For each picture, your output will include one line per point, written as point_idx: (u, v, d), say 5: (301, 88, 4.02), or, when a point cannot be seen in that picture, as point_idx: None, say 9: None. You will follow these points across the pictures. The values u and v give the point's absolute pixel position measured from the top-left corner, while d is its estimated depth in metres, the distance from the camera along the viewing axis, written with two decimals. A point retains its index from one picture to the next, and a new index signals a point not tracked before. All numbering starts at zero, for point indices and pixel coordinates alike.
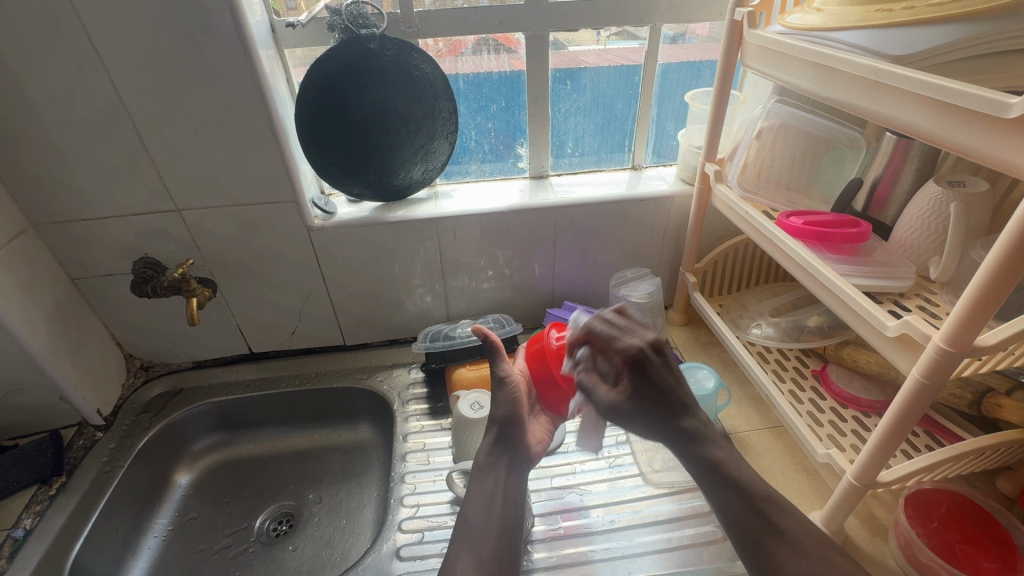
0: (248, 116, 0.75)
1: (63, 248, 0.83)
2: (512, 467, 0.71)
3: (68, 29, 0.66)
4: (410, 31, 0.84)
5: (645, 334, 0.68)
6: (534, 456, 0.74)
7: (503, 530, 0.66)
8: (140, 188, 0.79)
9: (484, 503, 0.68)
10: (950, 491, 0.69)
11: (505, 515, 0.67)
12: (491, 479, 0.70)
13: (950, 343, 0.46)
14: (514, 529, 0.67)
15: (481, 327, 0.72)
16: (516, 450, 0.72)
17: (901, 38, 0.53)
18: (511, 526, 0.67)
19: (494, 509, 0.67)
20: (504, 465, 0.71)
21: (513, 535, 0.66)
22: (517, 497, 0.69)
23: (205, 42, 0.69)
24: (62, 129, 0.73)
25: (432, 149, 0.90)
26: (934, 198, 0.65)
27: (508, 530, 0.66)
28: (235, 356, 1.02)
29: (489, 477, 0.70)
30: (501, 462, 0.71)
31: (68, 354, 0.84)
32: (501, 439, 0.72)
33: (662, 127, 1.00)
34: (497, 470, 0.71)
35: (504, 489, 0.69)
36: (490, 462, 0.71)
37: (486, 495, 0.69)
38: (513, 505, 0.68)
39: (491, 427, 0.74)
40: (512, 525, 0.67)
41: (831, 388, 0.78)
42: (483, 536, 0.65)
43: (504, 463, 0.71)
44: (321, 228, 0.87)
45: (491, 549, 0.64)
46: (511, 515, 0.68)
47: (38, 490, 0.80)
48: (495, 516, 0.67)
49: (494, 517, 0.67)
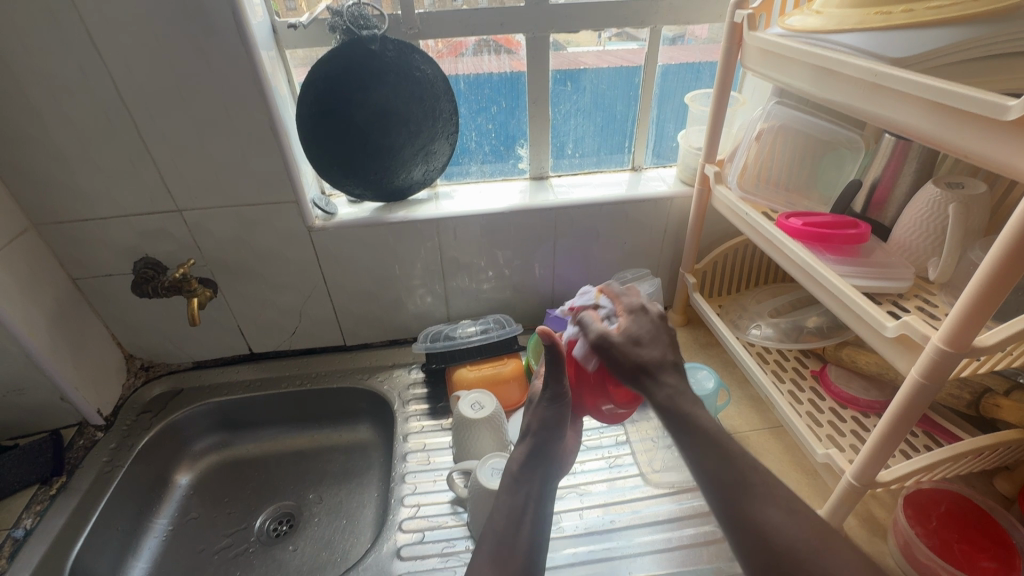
0: (250, 117, 0.75)
1: (64, 248, 0.83)
2: (545, 480, 0.71)
3: (70, 30, 0.66)
4: (412, 32, 0.84)
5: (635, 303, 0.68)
6: (562, 467, 0.75)
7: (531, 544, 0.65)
8: (141, 188, 0.79)
9: (517, 516, 0.66)
10: (948, 491, 0.69)
11: (534, 530, 0.66)
12: (522, 494, 0.68)
13: (948, 343, 0.46)
14: (540, 545, 0.66)
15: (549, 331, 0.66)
16: (549, 464, 0.72)
17: (900, 42, 0.53)
18: (538, 541, 0.65)
19: (525, 522, 0.66)
20: (538, 479, 0.70)
21: (540, 550, 0.65)
22: (545, 513, 0.69)
23: (207, 43, 0.69)
24: (64, 129, 0.73)
25: (433, 150, 0.90)
26: (932, 200, 0.65)
27: (538, 544, 0.65)
28: (235, 356, 1.02)
29: (524, 491, 0.68)
30: (534, 478, 0.69)
31: (68, 354, 0.84)
32: (537, 451, 0.71)
33: (662, 128, 1.01)
34: (531, 483, 0.69)
35: (535, 503, 0.68)
36: (525, 476, 0.69)
37: (518, 508, 0.67)
38: (540, 524, 0.67)
39: (527, 441, 0.72)
40: (538, 544, 0.66)
41: (831, 389, 0.78)
42: (512, 546, 0.63)
43: (537, 477, 0.70)
44: (321, 228, 0.87)
45: (520, 561, 0.63)
46: (540, 531, 0.66)
47: (38, 490, 0.80)
48: (523, 532, 0.65)
49: (524, 529, 0.65)
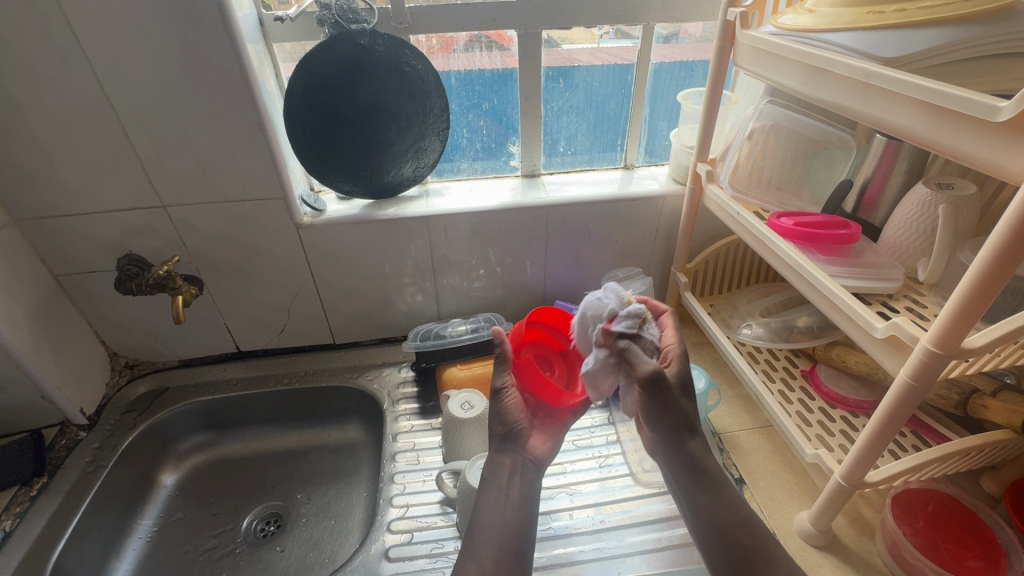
0: (236, 112, 0.74)
1: (45, 244, 0.82)
2: (516, 469, 0.68)
3: (49, 20, 0.64)
4: (402, 26, 0.82)
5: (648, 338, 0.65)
6: (540, 455, 0.70)
7: (506, 536, 0.63)
8: (125, 184, 0.78)
9: (489, 509, 0.65)
10: (936, 491, 0.69)
11: (511, 521, 0.64)
12: (494, 486, 0.67)
13: (937, 345, 0.46)
14: (521, 536, 0.64)
15: (501, 332, 0.69)
16: (520, 452, 0.69)
17: (892, 41, 0.53)
18: (514, 533, 0.64)
19: (501, 517, 0.64)
20: (506, 469, 0.68)
21: (518, 543, 0.63)
22: (524, 499, 0.66)
23: (192, 36, 0.68)
24: (45, 122, 0.71)
25: (424, 147, 0.89)
26: (922, 201, 0.65)
27: (511, 535, 0.63)
28: (223, 355, 1.01)
29: (493, 483, 0.67)
30: (502, 469, 0.68)
31: (50, 352, 0.82)
32: (503, 444, 0.70)
33: (655, 127, 1.00)
34: (500, 475, 0.67)
35: (507, 494, 0.66)
36: (493, 470, 0.68)
37: (491, 503, 0.65)
38: (519, 513, 0.65)
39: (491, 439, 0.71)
40: (519, 532, 0.64)
41: (820, 388, 0.78)
42: (485, 542, 0.62)
43: (506, 467, 0.68)
44: (310, 225, 0.86)
45: (494, 556, 0.61)
46: (515, 522, 0.64)
47: (18, 491, 0.78)
48: (501, 524, 0.64)
49: (497, 521, 0.64)
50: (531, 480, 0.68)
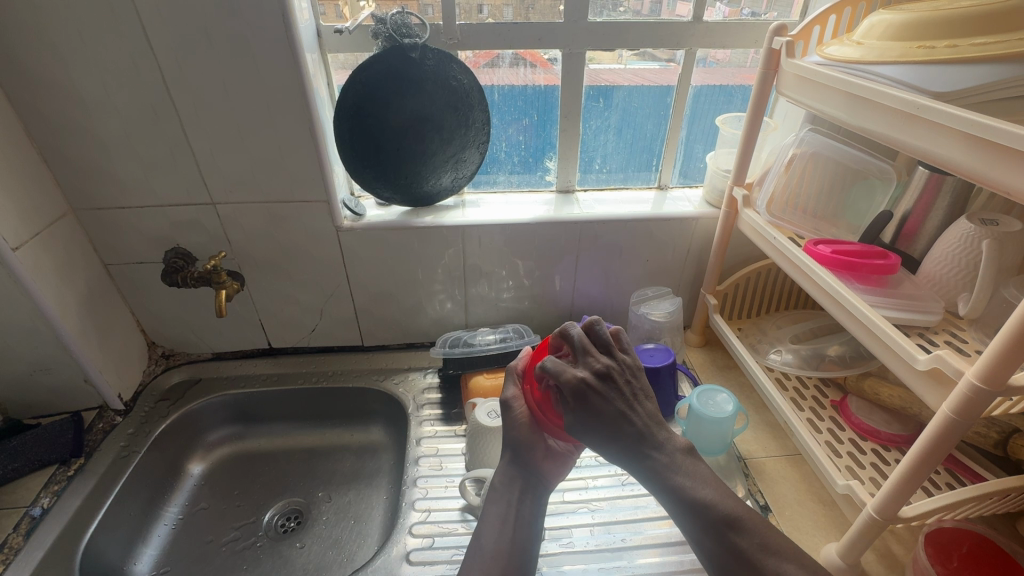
0: (289, 117, 0.77)
1: (99, 233, 0.85)
2: (526, 489, 0.70)
3: (124, 21, 0.68)
4: (451, 42, 0.85)
5: (595, 361, 0.61)
6: (549, 477, 0.72)
7: (512, 551, 0.64)
8: (180, 180, 0.81)
9: (496, 525, 0.66)
10: (971, 531, 0.67)
11: (514, 539, 0.66)
12: (505, 500, 0.68)
13: (982, 380, 0.45)
14: (523, 554, 0.65)
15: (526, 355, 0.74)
16: (531, 473, 0.71)
17: (944, 77, 0.54)
18: (519, 550, 0.65)
19: (505, 533, 0.66)
20: (519, 487, 0.69)
21: (523, 555, 0.65)
22: (530, 519, 0.68)
23: (255, 43, 0.71)
24: (111, 119, 0.75)
25: (463, 159, 0.91)
26: (965, 235, 0.64)
27: (516, 552, 0.65)
28: (256, 351, 1.03)
29: (503, 499, 0.69)
30: (515, 485, 0.69)
31: (94, 337, 0.85)
32: (515, 460, 0.70)
33: (690, 149, 1.01)
34: (512, 491, 0.69)
35: (517, 511, 0.68)
36: (506, 483, 0.70)
37: (499, 514, 0.67)
38: (526, 530, 0.67)
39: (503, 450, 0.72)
40: (525, 550, 0.66)
41: (850, 419, 0.77)
42: (493, 556, 0.63)
43: (520, 485, 0.70)
44: (350, 228, 0.88)
45: (503, 570, 0.63)
46: (522, 538, 0.66)
47: (57, 470, 0.81)
48: (508, 538, 0.65)
49: (506, 537, 0.66)
50: (540, 500, 0.70)
